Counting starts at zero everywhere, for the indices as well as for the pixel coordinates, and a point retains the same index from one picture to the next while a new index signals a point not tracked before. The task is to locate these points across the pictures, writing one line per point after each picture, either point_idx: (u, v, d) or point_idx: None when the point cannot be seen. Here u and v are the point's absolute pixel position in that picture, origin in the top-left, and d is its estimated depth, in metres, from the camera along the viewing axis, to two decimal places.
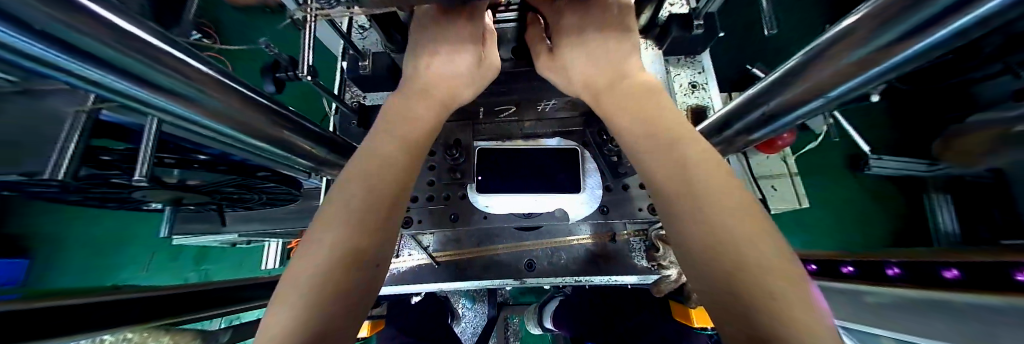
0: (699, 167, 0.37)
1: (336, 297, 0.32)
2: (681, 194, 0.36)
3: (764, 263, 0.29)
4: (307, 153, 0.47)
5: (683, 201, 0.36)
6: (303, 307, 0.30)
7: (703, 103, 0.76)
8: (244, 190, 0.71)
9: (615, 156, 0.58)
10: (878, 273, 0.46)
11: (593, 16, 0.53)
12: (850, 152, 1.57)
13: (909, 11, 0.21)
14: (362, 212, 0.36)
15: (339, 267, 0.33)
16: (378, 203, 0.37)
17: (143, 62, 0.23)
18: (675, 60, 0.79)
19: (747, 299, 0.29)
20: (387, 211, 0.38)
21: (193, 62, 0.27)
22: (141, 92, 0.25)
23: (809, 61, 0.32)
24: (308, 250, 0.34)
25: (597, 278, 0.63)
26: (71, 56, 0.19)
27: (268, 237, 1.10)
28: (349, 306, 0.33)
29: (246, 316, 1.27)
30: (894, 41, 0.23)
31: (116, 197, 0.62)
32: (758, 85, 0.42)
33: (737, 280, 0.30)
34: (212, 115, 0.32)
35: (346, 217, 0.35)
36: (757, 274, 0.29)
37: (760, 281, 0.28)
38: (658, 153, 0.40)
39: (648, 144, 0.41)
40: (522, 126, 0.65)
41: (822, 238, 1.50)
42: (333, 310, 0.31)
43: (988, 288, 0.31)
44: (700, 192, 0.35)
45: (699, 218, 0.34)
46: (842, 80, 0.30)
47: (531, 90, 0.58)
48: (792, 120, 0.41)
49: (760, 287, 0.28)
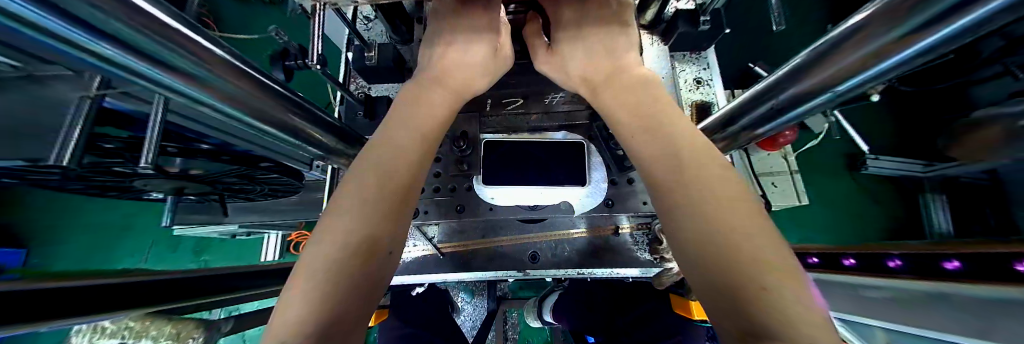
0: (695, 157, 0.34)
1: (351, 290, 0.30)
2: (673, 180, 0.33)
3: (757, 251, 0.26)
4: (316, 143, 0.44)
5: (676, 187, 0.33)
6: (319, 301, 0.28)
7: (707, 99, 0.71)
8: (246, 181, 0.76)
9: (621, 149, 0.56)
10: (878, 265, 0.40)
11: (593, 12, 0.50)
12: (848, 151, 1.44)
13: (931, 0, 0.19)
14: (377, 202, 0.34)
15: (353, 258, 0.31)
16: (393, 193, 0.35)
17: (157, 40, 0.20)
18: (680, 56, 0.75)
19: (738, 287, 0.26)
20: (401, 202, 0.36)
21: (209, 43, 0.25)
22: (157, 75, 0.23)
23: (822, 54, 0.29)
24: (320, 240, 0.32)
25: (602, 271, 0.61)
26: (89, 33, 0.17)
27: (268, 228, 1.12)
28: (362, 299, 0.31)
29: (246, 307, 1.29)
30: (910, 33, 0.21)
31: (118, 185, 0.66)
32: (766, 80, 0.38)
33: (729, 268, 0.27)
34: (226, 100, 0.29)
35: (361, 206, 0.33)
36: (750, 262, 0.26)
37: (753, 269, 0.25)
38: (653, 139, 0.37)
39: (644, 134, 0.38)
40: (528, 119, 0.60)
41: (824, 234, 1.37)
42: (348, 303, 0.30)
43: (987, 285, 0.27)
44: (692, 180, 0.32)
45: (693, 204, 0.31)
46: (857, 74, 0.27)
47: None
48: (799, 116, 0.38)
49: (751, 275, 0.25)
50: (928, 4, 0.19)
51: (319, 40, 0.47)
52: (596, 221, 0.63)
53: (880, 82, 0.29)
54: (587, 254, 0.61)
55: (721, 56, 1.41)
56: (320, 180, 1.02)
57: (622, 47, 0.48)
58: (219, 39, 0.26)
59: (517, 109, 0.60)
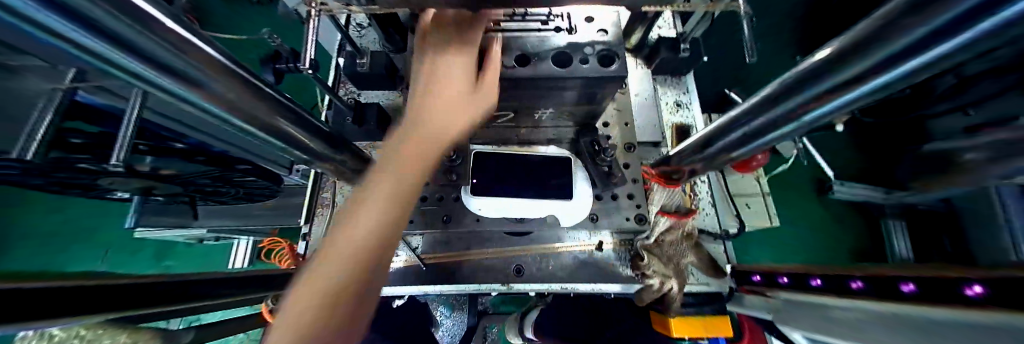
0: None
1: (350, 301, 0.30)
2: None
3: None
4: (302, 146, 0.44)
5: None
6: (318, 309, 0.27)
7: (687, 122, 0.75)
8: (221, 182, 0.73)
9: (608, 166, 0.57)
10: (843, 287, 0.41)
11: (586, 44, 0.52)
12: (816, 176, 1.53)
13: (874, 48, 0.22)
14: (384, 212, 0.33)
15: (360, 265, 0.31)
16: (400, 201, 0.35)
17: (149, 38, 0.21)
18: (662, 80, 0.79)
19: None
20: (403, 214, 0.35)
21: (203, 45, 0.25)
22: (147, 71, 0.23)
23: (787, 87, 0.32)
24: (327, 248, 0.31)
25: (586, 286, 0.60)
26: (80, 26, 0.17)
27: (240, 233, 1.06)
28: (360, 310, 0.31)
29: (208, 318, 1.20)
30: (863, 72, 0.24)
31: (80, 182, 0.62)
32: (739, 108, 0.42)
33: None
34: (212, 98, 0.29)
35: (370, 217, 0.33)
36: None
37: None
38: None
39: None
40: (518, 132, 0.64)
41: (797, 254, 1.43)
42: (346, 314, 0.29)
43: (930, 305, 0.30)
44: None
45: None
46: (818, 105, 0.30)
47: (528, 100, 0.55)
48: (768, 142, 0.42)
49: None
50: (868, 50, 0.22)
51: (312, 44, 0.47)
52: (580, 235, 0.64)
53: (839, 114, 0.32)
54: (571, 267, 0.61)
55: (700, 81, 1.50)
56: (301, 184, 1.00)
57: (612, 68, 0.49)
58: (215, 41, 0.27)
59: (507, 122, 0.62)
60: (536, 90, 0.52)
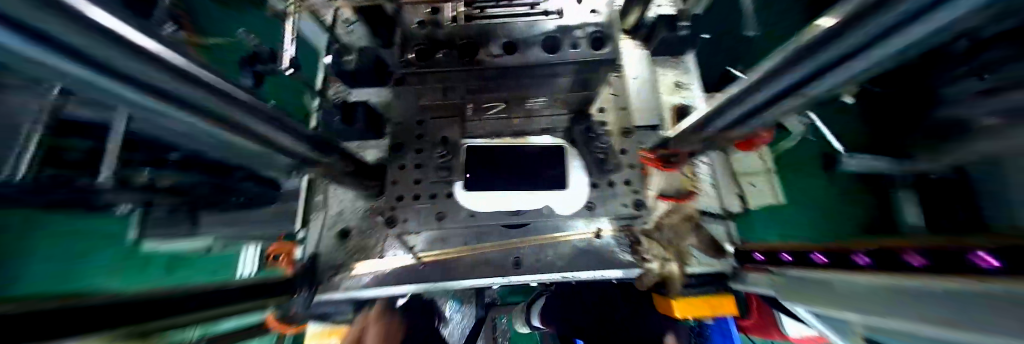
0: None
1: None
2: None
3: None
4: (287, 149, 0.42)
5: None
6: None
7: (687, 102, 0.72)
8: (219, 190, 0.74)
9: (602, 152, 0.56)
10: (847, 261, 0.40)
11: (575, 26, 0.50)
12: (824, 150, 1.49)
13: (882, 10, 0.20)
14: None
15: None
16: None
17: (111, 47, 0.19)
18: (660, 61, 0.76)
19: None
20: None
21: (167, 50, 0.22)
22: (100, 75, 0.21)
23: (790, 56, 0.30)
24: None
25: (587, 274, 0.59)
26: (14, 33, 0.15)
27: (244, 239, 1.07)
28: None
29: None
30: (873, 37, 0.22)
31: (78, 198, 0.62)
32: (740, 83, 0.39)
33: None
34: (177, 101, 0.26)
35: None
36: None
37: None
38: None
39: None
40: (511, 123, 0.61)
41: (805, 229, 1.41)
42: None
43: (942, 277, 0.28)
44: None
45: None
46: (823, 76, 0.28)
47: (519, 86, 0.55)
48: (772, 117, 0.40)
49: None
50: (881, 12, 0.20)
51: (292, 43, 0.46)
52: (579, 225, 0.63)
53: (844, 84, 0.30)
54: (569, 255, 0.61)
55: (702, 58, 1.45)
56: None
57: (602, 51, 0.48)
58: (179, 42, 0.24)
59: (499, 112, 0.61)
60: (525, 74, 0.52)
